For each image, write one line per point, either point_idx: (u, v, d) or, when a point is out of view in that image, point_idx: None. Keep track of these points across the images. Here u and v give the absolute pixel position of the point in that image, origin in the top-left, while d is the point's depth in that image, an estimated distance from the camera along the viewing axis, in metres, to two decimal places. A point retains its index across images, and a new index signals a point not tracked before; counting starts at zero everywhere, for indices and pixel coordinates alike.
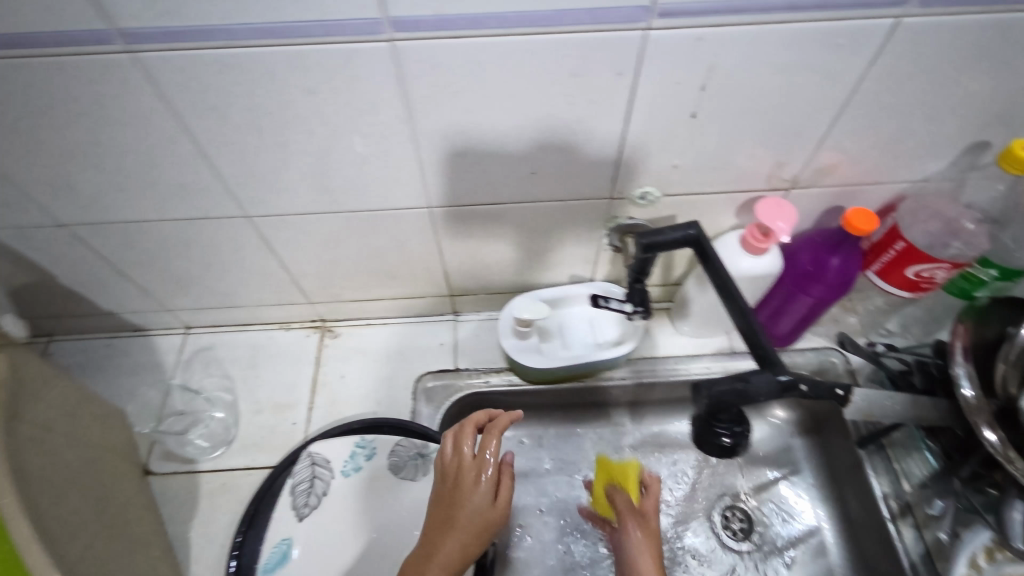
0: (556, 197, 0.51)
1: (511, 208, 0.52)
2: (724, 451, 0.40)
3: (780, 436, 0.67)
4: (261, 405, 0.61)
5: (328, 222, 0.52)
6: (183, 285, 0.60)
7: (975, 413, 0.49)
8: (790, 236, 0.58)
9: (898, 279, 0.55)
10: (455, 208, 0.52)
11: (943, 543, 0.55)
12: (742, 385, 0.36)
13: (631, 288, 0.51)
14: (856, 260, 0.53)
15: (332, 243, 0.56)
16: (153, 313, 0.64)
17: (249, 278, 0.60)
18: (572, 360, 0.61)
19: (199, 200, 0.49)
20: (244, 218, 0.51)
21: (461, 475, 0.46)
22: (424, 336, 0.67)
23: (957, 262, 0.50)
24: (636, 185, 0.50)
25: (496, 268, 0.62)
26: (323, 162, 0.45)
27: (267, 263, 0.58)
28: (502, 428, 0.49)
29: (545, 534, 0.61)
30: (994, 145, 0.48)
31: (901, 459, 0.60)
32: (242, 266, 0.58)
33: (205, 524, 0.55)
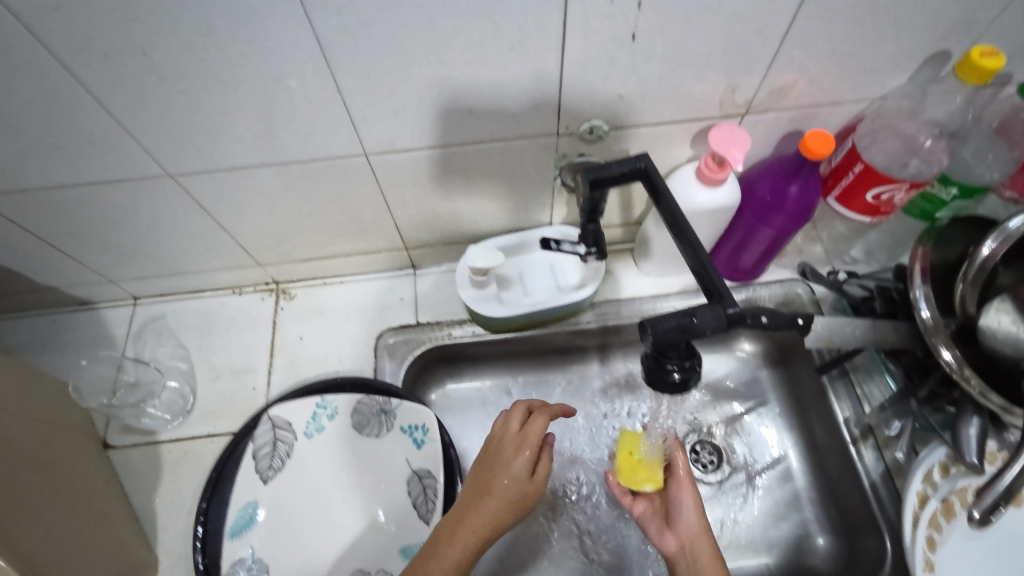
0: (499, 136, 0.48)
1: (454, 151, 0.49)
2: (676, 388, 0.39)
3: (747, 369, 0.68)
4: (218, 372, 0.60)
5: (261, 177, 0.50)
6: (120, 253, 0.57)
7: (933, 334, 0.48)
8: (749, 166, 0.56)
9: (858, 204, 0.53)
10: (393, 154, 0.49)
11: (901, 461, 0.56)
12: (687, 322, 0.35)
13: (584, 229, 0.50)
14: (816, 186, 0.52)
15: (270, 200, 0.53)
16: (95, 285, 0.61)
17: (189, 242, 0.58)
18: (533, 306, 0.59)
19: (118, 162, 0.46)
20: (169, 178, 0.49)
21: (502, 446, 0.47)
22: (383, 292, 0.65)
23: (916, 181, 0.49)
24: (582, 119, 0.47)
25: (450, 218, 0.60)
26: (240, 108, 0.42)
27: (205, 226, 0.56)
28: (551, 411, 0.49)
29: None
30: (954, 55, 0.45)
31: (863, 383, 0.60)
32: (179, 231, 0.56)
33: (170, 492, 0.55)
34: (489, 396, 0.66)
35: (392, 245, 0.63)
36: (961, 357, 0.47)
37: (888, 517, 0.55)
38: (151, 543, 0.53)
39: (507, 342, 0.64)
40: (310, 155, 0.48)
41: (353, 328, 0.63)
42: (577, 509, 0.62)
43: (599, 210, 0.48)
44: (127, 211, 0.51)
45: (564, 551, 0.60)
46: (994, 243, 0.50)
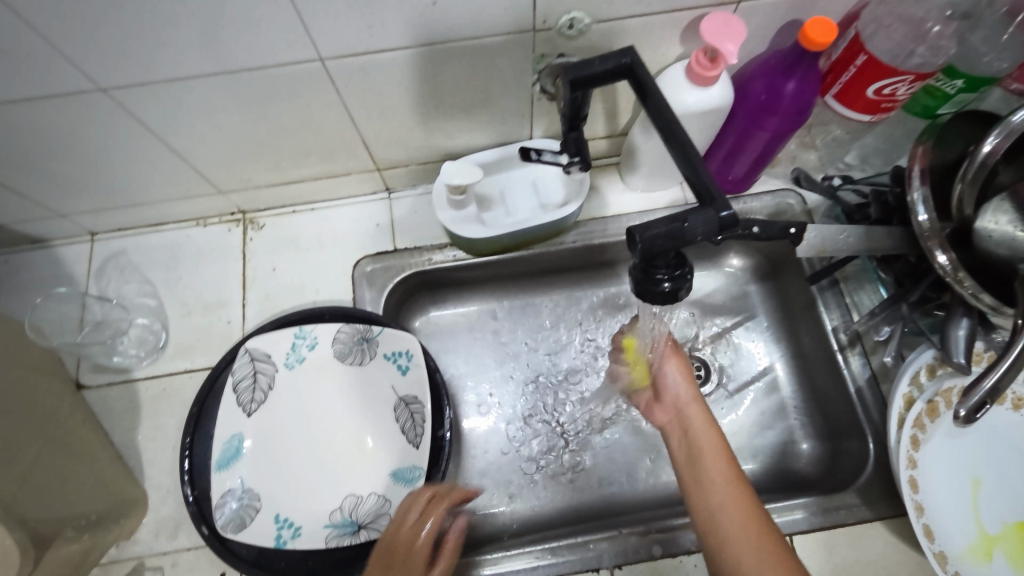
0: (469, 34, 0.43)
1: (420, 55, 0.45)
2: (666, 298, 0.37)
3: (735, 285, 0.67)
4: (190, 308, 0.58)
5: (208, 91, 0.45)
6: (66, 185, 0.53)
7: (928, 238, 0.46)
8: (744, 63, 0.52)
9: (858, 101, 0.50)
10: (354, 60, 0.44)
11: (888, 366, 0.56)
12: (678, 226, 0.33)
13: (565, 137, 0.47)
14: (814, 83, 0.48)
15: (223, 119, 0.48)
16: (46, 221, 0.57)
17: (140, 170, 0.53)
18: (515, 226, 0.56)
19: (41, 77, 0.41)
20: (103, 94, 0.44)
21: (397, 548, 0.42)
22: (358, 218, 0.62)
23: (921, 73, 0.46)
24: (561, 12, 0.43)
25: (422, 134, 0.55)
26: (170, 8, 0.37)
27: (154, 151, 0.51)
28: (452, 500, 0.44)
29: (507, 402, 0.64)
30: None
31: (853, 292, 0.59)
32: (127, 157, 0.51)
33: (153, 428, 0.54)
34: (476, 321, 0.67)
35: (363, 168, 0.59)
36: (956, 259, 0.45)
37: (871, 420, 0.55)
38: (139, 479, 0.52)
39: (493, 267, 0.63)
40: (263, 65, 0.43)
41: (328, 258, 0.60)
42: (565, 428, 0.63)
43: (581, 115, 0.44)
44: (66, 136, 0.47)
45: (554, 467, 0.61)
46: (996, 139, 0.46)
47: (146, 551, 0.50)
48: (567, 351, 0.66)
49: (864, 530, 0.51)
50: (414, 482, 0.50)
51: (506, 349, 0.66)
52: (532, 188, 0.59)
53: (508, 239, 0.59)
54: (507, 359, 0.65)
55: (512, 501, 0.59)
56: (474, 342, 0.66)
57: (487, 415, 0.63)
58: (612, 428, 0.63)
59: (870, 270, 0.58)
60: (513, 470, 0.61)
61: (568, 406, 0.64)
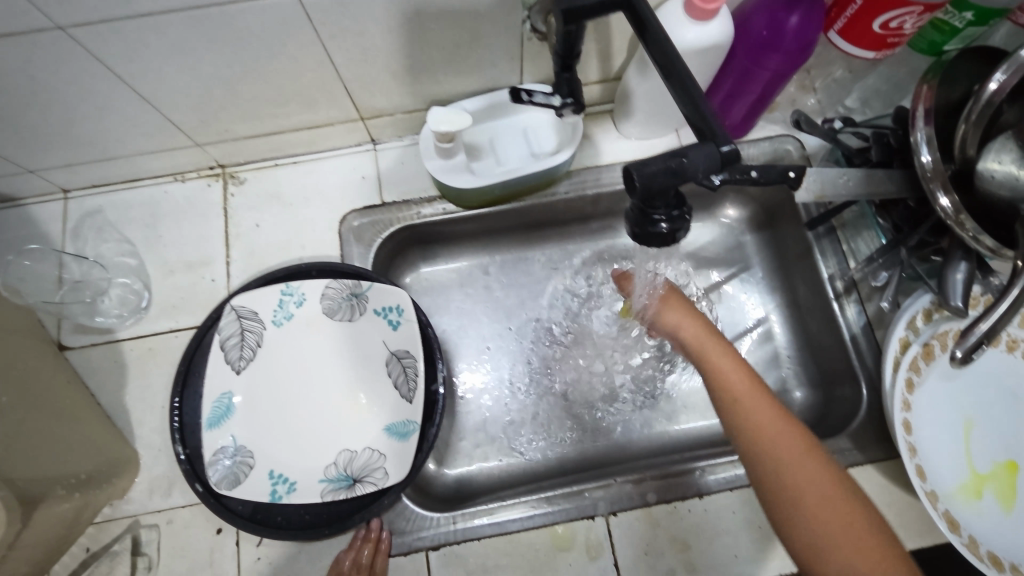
0: None
1: None
2: (663, 240, 0.36)
3: (730, 236, 0.67)
4: (172, 266, 0.57)
5: (177, 29, 0.42)
6: (32, 137, 0.50)
7: (931, 180, 0.44)
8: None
9: (863, 37, 0.49)
10: None
11: (883, 312, 0.55)
12: (679, 162, 0.32)
13: (557, 78, 0.44)
14: (817, 18, 0.46)
15: (196, 62, 0.46)
16: (14, 178, 0.55)
17: (111, 120, 0.51)
18: (506, 176, 0.54)
19: None
20: (62, 33, 0.41)
21: None
22: (342, 171, 0.60)
23: (929, 4, 0.44)
24: None
25: (408, 80, 0.53)
26: None
27: (125, 98, 0.48)
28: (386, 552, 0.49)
29: (500, 359, 0.63)
30: None
31: (851, 239, 0.58)
32: (95, 105, 0.48)
33: (141, 388, 0.53)
34: (467, 278, 0.66)
35: (347, 119, 0.57)
36: (958, 201, 0.44)
37: (865, 365, 0.55)
38: (129, 439, 0.52)
39: (483, 220, 0.61)
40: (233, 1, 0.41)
41: (313, 213, 0.59)
42: (559, 382, 0.63)
43: (575, 54, 0.41)
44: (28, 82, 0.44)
45: (549, 420, 0.61)
46: (1003, 75, 0.44)
47: (140, 510, 0.50)
48: (559, 306, 0.65)
49: (855, 473, 0.51)
50: (409, 436, 0.49)
51: (498, 306, 0.65)
52: (522, 136, 0.57)
53: (498, 190, 0.57)
54: (498, 315, 0.65)
55: (506, 454, 0.60)
56: (466, 299, 0.65)
57: (480, 371, 0.63)
58: (605, 381, 0.63)
59: (867, 215, 0.57)
60: (506, 424, 0.61)
61: (562, 360, 0.64)
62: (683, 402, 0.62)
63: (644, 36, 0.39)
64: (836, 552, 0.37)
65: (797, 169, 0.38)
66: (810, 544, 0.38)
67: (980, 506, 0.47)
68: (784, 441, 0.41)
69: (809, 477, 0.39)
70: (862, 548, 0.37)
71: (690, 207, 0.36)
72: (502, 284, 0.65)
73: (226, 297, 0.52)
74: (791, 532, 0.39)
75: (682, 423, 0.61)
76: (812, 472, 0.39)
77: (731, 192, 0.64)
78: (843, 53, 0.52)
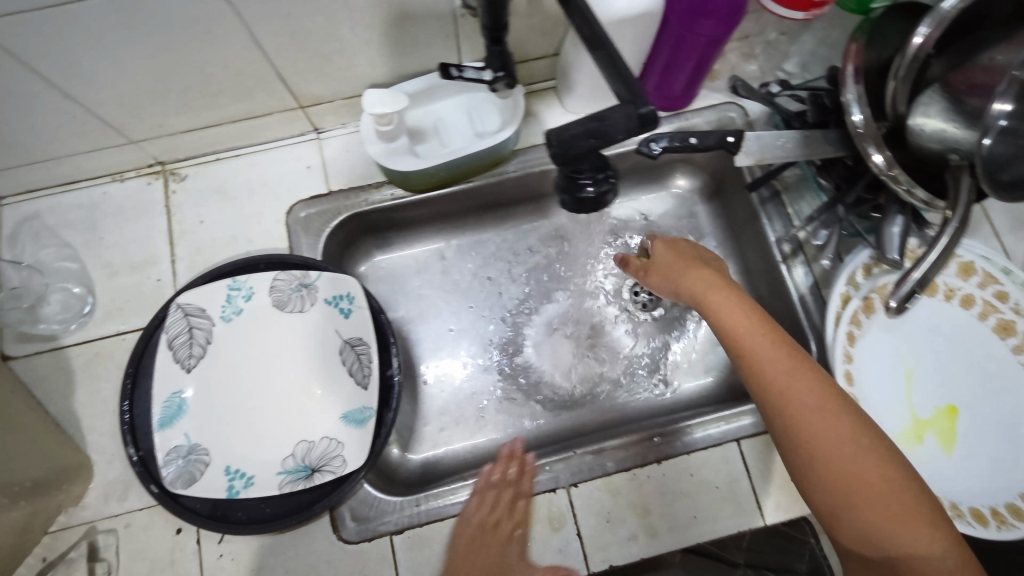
0: None
1: None
2: (595, 204, 0.40)
3: (684, 206, 0.68)
4: (114, 268, 0.56)
5: (90, 18, 0.41)
6: None
7: (863, 137, 0.45)
8: None
9: None
10: None
11: (828, 271, 0.57)
12: (597, 124, 0.34)
13: (488, 51, 0.45)
14: None
15: (117, 53, 0.44)
16: None
17: (37, 121, 0.49)
18: (449, 157, 0.54)
19: None
20: None
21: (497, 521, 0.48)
22: (287, 160, 0.59)
23: None
24: None
25: (346, 65, 0.52)
26: None
27: (46, 97, 0.47)
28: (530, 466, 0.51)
29: (466, 339, 0.63)
30: None
31: (794, 202, 0.60)
32: (15, 108, 0.47)
33: (90, 393, 0.53)
34: (422, 263, 0.66)
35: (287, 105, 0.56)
36: (890, 156, 0.45)
37: (813, 323, 0.56)
38: (81, 444, 0.51)
39: (435, 202, 0.61)
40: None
41: (257, 205, 0.58)
42: (523, 360, 0.63)
43: (502, 24, 0.42)
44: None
45: (517, 397, 0.62)
46: (927, 28, 0.43)
47: (97, 515, 0.50)
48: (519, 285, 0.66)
49: None
50: (365, 422, 0.50)
51: (454, 285, 0.65)
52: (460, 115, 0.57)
53: (443, 170, 0.56)
54: (460, 296, 0.65)
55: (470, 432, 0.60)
56: (428, 283, 0.65)
57: (445, 355, 0.63)
58: (574, 356, 0.64)
59: (808, 178, 0.59)
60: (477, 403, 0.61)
61: (529, 336, 0.64)
62: (669, 367, 0.63)
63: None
64: (860, 506, 0.37)
65: (729, 133, 0.46)
66: (842, 503, 0.38)
67: (919, 451, 0.51)
68: (808, 398, 0.39)
69: (837, 433, 0.38)
70: (891, 501, 0.37)
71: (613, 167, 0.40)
72: (464, 265, 0.66)
73: (173, 295, 0.51)
74: (817, 489, 0.39)
75: (675, 387, 0.62)
76: (840, 427, 0.38)
77: (679, 162, 0.65)
78: (776, 13, 0.54)
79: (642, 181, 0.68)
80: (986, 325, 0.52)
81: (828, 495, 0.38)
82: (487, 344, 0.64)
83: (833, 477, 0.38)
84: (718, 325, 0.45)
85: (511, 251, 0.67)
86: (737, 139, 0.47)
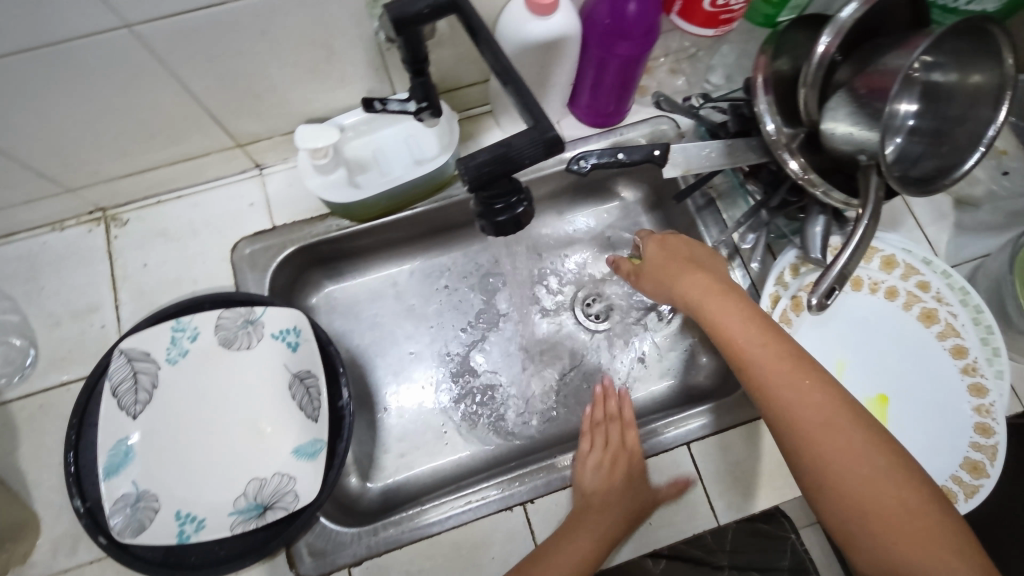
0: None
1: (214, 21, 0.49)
2: (508, 220, 0.48)
3: (632, 214, 0.81)
4: (57, 319, 0.66)
5: (23, 79, 0.48)
6: None
7: (777, 145, 0.52)
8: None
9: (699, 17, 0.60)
10: (155, 32, 0.48)
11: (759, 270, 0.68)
12: (505, 150, 0.41)
13: (413, 84, 0.52)
14: (652, 2, 0.55)
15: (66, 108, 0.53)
16: None
17: None
18: (389, 184, 0.62)
19: None
20: None
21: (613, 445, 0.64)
22: (232, 198, 0.70)
23: None
24: None
25: (276, 105, 0.63)
26: None
27: None
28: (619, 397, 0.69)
29: (431, 358, 0.74)
30: None
31: (729, 207, 0.71)
32: None
33: (34, 444, 0.61)
34: (375, 290, 0.76)
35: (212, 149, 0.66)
36: (804, 163, 0.52)
37: None
38: (28, 499, 0.59)
39: (375, 232, 0.71)
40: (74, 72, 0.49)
41: (201, 244, 0.69)
42: (477, 377, 0.74)
43: (421, 56, 0.49)
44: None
45: (478, 410, 0.72)
46: (829, 37, 0.48)
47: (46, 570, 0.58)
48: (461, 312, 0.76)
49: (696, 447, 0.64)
50: (316, 455, 0.56)
51: (409, 315, 0.76)
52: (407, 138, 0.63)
53: (383, 197, 0.65)
54: (416, 326, 0.75)
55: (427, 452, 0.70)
56: (404, 305, 0.76)
57: (406, 383, 0.73)
58: (536, 370, 0.74)
59: (737, 186, 0.71)
60: (443, 421, 0.72)
61: (482, 361, 0.74)
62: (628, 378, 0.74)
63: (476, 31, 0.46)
64: (863, 521, 0.44)
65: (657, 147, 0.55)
66: (854, 519, 0.45)
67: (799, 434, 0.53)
68: (815, 418, 0.47)
69: (847, 452, 0.46)
70: (909, 524, 0.43)
71: (524, 189, 0.48)
72: (436, 290, 0.77)
73: (116, 342, 0.57)
74: (825, 502, 0.46)
75: (642, 390, 0.73)
76: (851, 447, 0.46)
77: (623, 177, 0.79)
78: (690, 32, 0.64)
79: (579, 199, 0.80)
80: (910, 312, 0.68)
81: (843, 515, 0.45)
82: (438, 369, 0.74)
83: (852, 497, 0.45)
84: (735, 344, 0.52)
85: (450, 281, 0.77)
86: (665, 151, 0.55)
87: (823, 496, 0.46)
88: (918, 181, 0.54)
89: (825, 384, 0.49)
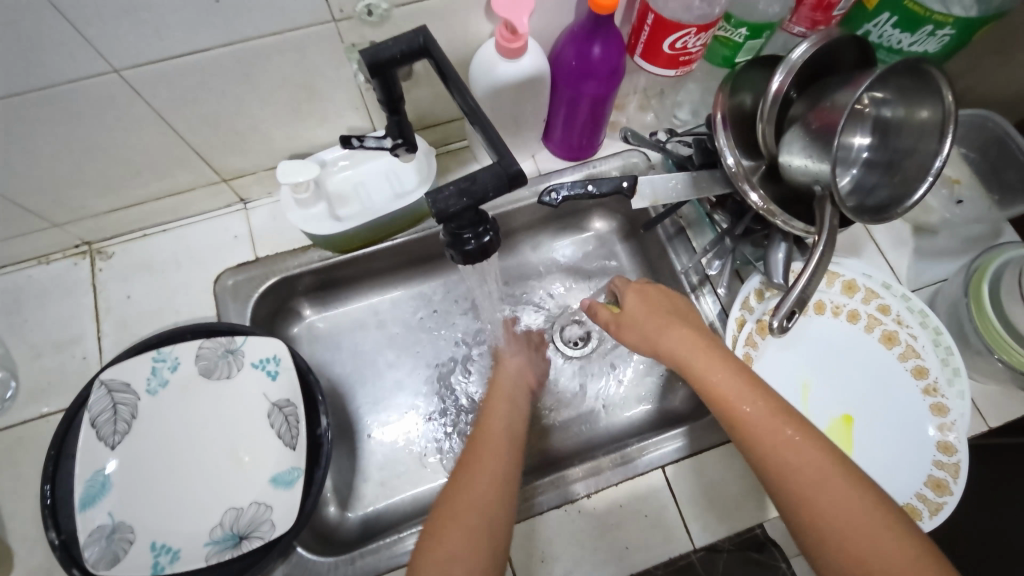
0: (226, 40, 0.52)
1: (205, 60, 0.53)
2: (479, 252, 0.50)
3: (611, 241, 0.86)
4: (40, 349, 0.67)
5: (25, 109, 0.52)
6: None
7: (737, 177, 0.56)
8: (558, 38, 0.65)
9: (661, 58, 0.64)
10: (149, 70, 0.52)
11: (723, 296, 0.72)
12: (469, 185, 0.44)
13: (388, 122, 0.55)
14: (617, 47, 0.61)
15: (66, 140, 0.57)
16: None
17: None
18: (368, 217, 0.66)
19: None
20: None
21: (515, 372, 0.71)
22: (219, 231, 0.73)
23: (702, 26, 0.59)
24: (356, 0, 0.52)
25: (263, 141, 0.67)
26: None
27: None
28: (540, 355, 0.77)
29: (415, 386, 0.77)
30: None
31: (697, 236, 0.76)
32: None
33: (12, 476, 0.62)
34: (358, 321, 0.80)
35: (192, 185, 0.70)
36: (764, 195, 0.57)
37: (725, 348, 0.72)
38: (5, 536, 0.60)
39: (358, 262, 0.75)
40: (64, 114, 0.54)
41: (184, 277, 0.71)
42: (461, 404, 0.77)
43: (395, 96, 0.52)
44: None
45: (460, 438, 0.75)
46: (781, 76, 0.54)
47: None
48: (434, 345, 0.79)
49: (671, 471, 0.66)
50: (292, 483, 0.58)
51: (386, 349, 0.79)
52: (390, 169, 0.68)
53: (363, 230, 0.69)
54: (391, 360, 0.78)
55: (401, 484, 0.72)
56: (392, 332, 0.80)
57: (388, 412, 0.75)
58: None
59: (703, 217, 0.75)
60: (424, 451, 0.74)
61: (455, 392, 0.77)
62: (606, 403, 0.77)
63: (448, 72, 0.49)
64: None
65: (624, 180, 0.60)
66: None
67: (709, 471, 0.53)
68: (816, 475, 0.49)
69: (852, 508, 0.47)
70: None
71: (490, 220, 0.50)
72: (421, 320, 0.80)
73: (95, 373, 0.59)
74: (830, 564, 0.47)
75: (622, 413, 0.77)
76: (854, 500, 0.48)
77: (599, 207, 0.83)
78: (653, 71, 0.68)
79: (558, 228, 0.84)
80: (872, 334, 0.73)
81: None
82: (408, 400, 0.76)
83: (853, 556, 0.46)
84: (733, 407, 0.54)
85: (425, 315, 0.81)
86: (632, 185, 0.60)
87: (831, 561, 0.47)
88: (873, 210, 0.59)
89: (812, 438, 0.52)
